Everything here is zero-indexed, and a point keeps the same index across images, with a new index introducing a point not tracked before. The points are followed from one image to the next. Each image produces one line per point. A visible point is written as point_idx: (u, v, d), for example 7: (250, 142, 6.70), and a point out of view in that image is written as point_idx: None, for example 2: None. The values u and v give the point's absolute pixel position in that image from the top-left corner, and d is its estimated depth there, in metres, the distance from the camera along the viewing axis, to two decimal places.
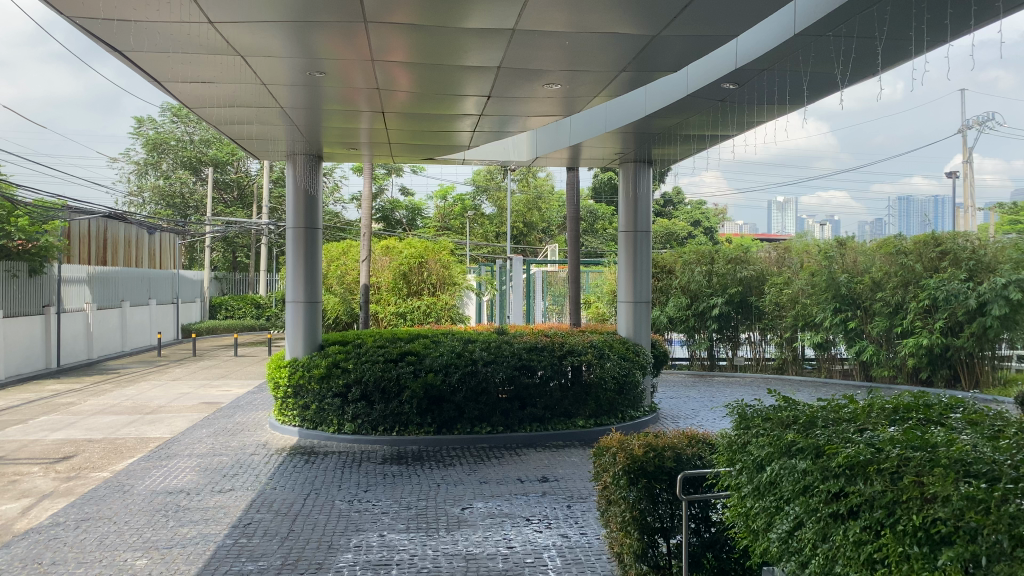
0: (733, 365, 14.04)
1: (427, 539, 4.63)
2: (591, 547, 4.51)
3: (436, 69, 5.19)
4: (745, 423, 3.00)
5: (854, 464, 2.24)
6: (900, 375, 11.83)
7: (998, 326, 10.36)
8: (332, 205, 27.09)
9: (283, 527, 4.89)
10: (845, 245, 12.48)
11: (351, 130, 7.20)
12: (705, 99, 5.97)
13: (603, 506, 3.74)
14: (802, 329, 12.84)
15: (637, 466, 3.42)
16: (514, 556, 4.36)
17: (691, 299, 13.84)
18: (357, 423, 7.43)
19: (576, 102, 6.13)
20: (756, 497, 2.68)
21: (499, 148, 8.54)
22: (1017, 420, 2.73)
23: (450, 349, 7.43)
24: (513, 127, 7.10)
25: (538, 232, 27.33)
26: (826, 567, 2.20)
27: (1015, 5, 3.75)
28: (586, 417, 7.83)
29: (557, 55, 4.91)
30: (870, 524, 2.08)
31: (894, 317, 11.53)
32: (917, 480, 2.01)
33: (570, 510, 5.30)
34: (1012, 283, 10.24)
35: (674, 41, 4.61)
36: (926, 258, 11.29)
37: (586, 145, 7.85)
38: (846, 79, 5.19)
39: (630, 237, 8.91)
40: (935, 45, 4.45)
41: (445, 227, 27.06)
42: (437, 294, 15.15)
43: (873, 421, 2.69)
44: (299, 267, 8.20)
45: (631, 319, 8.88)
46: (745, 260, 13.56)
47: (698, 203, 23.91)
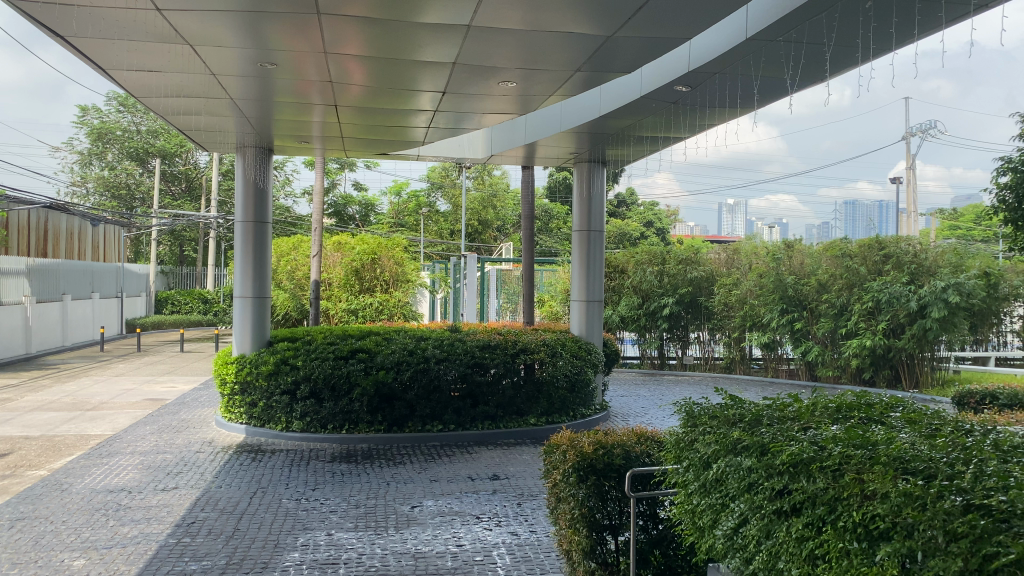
0: (683, 364, 14.25)
1: (375, 538, 4.59)
2: (540, 545, 4.53)
3: (391, 63, 5.15)
4: (693, 421, 3.03)
5: (798, 462, 2.28)
6: (844, 375, 12.09)
7: (937, 328, 10.63)
8: (283, 199, 26.68)
9: (227, 527, 4.80)
10: (792, 247, 12.67)
11: (303, 124, 7.10)
12: (659, 100, 6.02)
13: (553, 504, 3.75)
14: (749, 330, 13.08)
15: (587, 463, 3.45)
16: (463, 554, 4.34)
17: (643, 299, 14.04)
18: (305, 421, 7.33)
19: (530, 101, 6.14)
20: (703, 494, 2.72)
21: (454, 146, 8.54)
22: (954, 419, 2.81)
23: (402, 347, 7.37)
24: (469, 124, 7.08)
25: (493, 230, 27.28)
26: (769, 564, 2.25)
27: (957, 16, 3.87)
28: (538, 416, 7.86)
29: (511, 53, 4.90)
30: (812, 521, 2.12)
31: (839, 318, 11.76)
32: (858, 477, 2.05)
33: (521, 508, 5.31)
34: (951, 287, 10.50)
35: (628, 42, 4.64)
36: (870, 261, 11.59)
37: (540, 143, 7.86)
38: (796, 84, 5.29)
39: (584, 237, 8.95)
40: (880, 53, 4.56)
41: (399, 223, 26.84)
42: (389, 291, 15.11)
43: (817, 419, 2.75)
44: (248, 262, 8.06)
45: (584, 317, 8.92)
46: (695, 262, 13.78)
47: (651, 204, 24.14)
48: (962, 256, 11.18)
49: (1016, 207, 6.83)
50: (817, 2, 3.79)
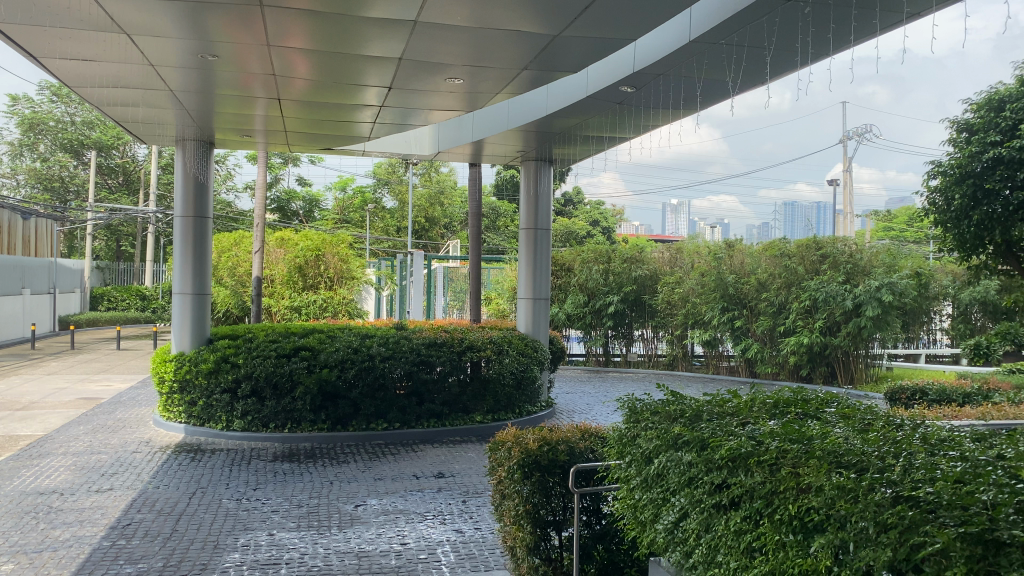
0: (627, 361, 14.44)
1: (318, 537, 4.54)
2: (484, 542, 4.54)
3: (336, 58, 5.10)
4: (635, 417, 3.08)
5: (737, 457, 2.33)
6: (782, 371, 12.38)
7: (871, 326, 10.94)
8: (224, 193, 26.13)
9: (165, 528, 4.69)
10: (732, 247, 12.89)
11: (246, 117, 6.97)
12: (605, 100, 6.08)
13: (497, 501, 3.77)
14: (692, 327, 13.31)
15: (531, 460, 3.47)
16: (408, 552, 4.33)
17: (589, 297, 14.17)
18: (246, 420, 7.21)
19: (477, 98, 6.13)
20: (644, 489, 2.77)
21: (401, 141, 8.50)
22: (886, 413, 2.91)
23: (346, 344, 7.28)
24: (415, 120, 7.04)
25: (440, 227, 27.15)
26: (708, 557, 2.30)
27: (890, 23, 3.99)
28: (483, 413, 7.88)
29: (458, 50, 4.89)
30: (750, 514, 2.17)
31: (777, 316, 11.99)
32: (793, 471, 2.11)
33: (465, 505, 5.31)
34: (885, 286, 10.83)
35: (575, 41, 4.68)
36: (808, 260, 11.90)
37: (487, 141, 7.86)
38: (737, 87, 5.40)
39: (531, 234, 8.97)
40: (817, 58, 4.69)
41: (344, 219, 26.50)
42: (334, 288, 14.88)
43: (755, 414, 2.81)
44: (187, 257, 7.88)
45: (530, 315, 8.95)
46: (640, 260, 13.96)
47: (598, 204, 24.34)
48: (895, 256, 11.54)
49: (945, 209, 7.08)
50: (758, 7, 3.87)
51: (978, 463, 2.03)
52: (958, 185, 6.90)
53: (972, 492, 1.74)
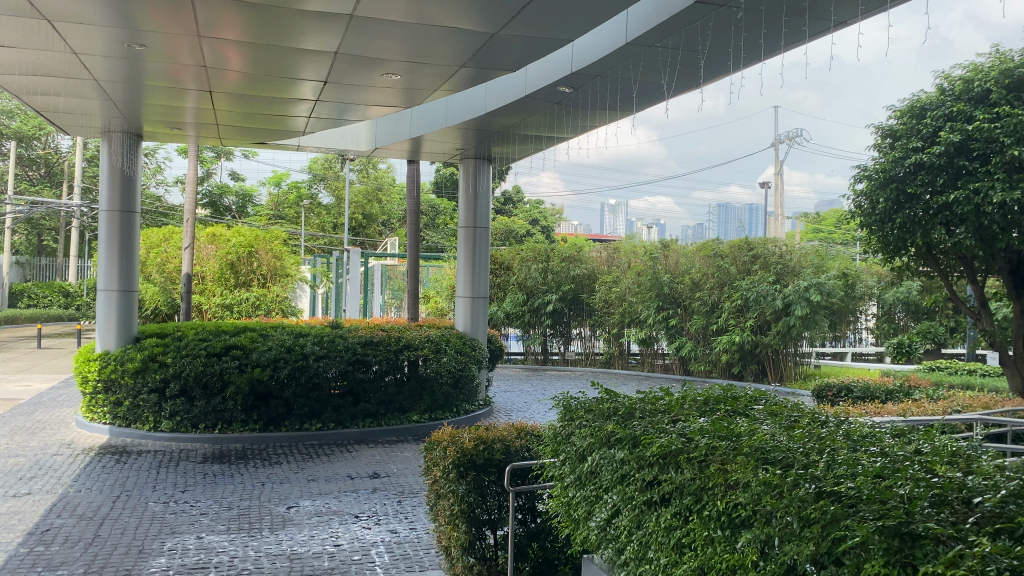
0: (565, 359, 14.55)
1: (249, 540, 4.45)
2: (419, 542, 4.51)
3: (271, 50, 4.99)
4: (570, 415, 3.09)
5: (667, 454, 2.37)
6: (714, 369, 12.61)
7: (800, 325, 11.23)
8: (153, 187, 25.37)
9: (87, 533, 4.53)
10: (668, 247, 13.11)
11: (176, 109, 6.78)
12: (543, 100, 6.11)
13: (432, 501, 3.75)
14: (628, 326, 13.49)
15: (466, 459, 3.45)
16: (341, 554, 4.27)
17: (527, 295, 14.23)
18: (175, 421, 7.02)
19: (415, 95, 6.08)
20: (577, 487, 2.78)
21: (337, 137, 8.38)
22: (811, 411, 2.99)
23: (279, 343, 7.13)
24: (352, 116, 6.95)
25: (378, 225, 26.82)
26: (639, 554, 2.32)
27: (818, 30, 4.10)
28: (420, 412, 7.83)
29: (395, 45, 4.84)
30: (680, 510, 2.20)
31: (710, 315, 12.23)
32: (722, 467, 2.15)
33: (400, 505, 5.27)
34: (813, 287, 11.15)
35: (513, 41, 4.68)
36: (740, 261, 12.16)
37: (425, 138, 7.80)
38: (672, 90, 5.48)
39: (469, 233, 8.94)
40: (749, 63, 4.79)
41: (279, 215, 25.95)
42: (267, 286, 14.63)
43: (687, 411, 2.85)
44: (113, 253, 7.62)
45: (469, 313, 8.93)
46: (578, 259, 14.08)
47: (537, 203, 24.42)
48: (823, 257, 11.90)
49: (870, 212, 7.35)
50: (692, 11, 3.93)
51: (897, 458, 2.10)
52: (883, 189, 7.15)
53: (890, 487, 1.79)
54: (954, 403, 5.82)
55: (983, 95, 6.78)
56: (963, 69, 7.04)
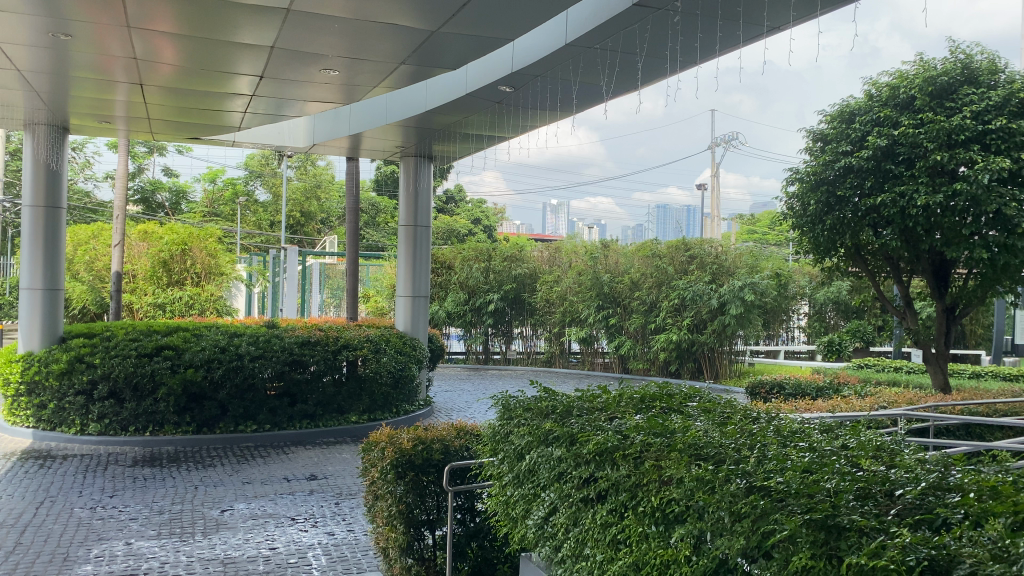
0: (506, 358, 14.56)
1: (180, 545, 4.33)
2: (357, 544, 4.47)
3: (205, 44, 4.87)
4: (508, 414, 3.10)
5: (603, 451, 2.39)
6: (653, 367, 12.77)
7: (734, 324, 11.48)
8: (81, 182, 24.50)
9: (8, 541, 4.35)
10: (608, 247, 13.25)
11: (105, 102, 6.57)
12: (483, 99, 6.10)
13: (370, 502, 3.72)
14: (569, 325, 13.59)
15: (405, 459, 3.43)
16: (276, 557, 4.19)
17: (469, 295, 14.20)
18: (103, 424, 6.80)
19: (354, 91, 6.01)
20: (516, 485, 2.79)
21: (274, 134, 8.26)
22: (743, 407, 3.05)
23: (213, 343, 6.97)
24: (289, 111, 6.83)
25: (317, 222, 26.41)
26: (576, 551, 2.33)
27: (752, 35, 4.19)
28: (359, 413, 7.75)
29: (333, 41, 4.77)
30: (615, 507, 2.22)
31: (648, 314, 12.41)
32: (656, 464, 2.18)
33: (338, 507, 5.20)
34: (747, 286, 11.41)
35: (453, 39, 4.67)
36: (677, 261, 12.36)
37: (365, 135, 7.72)
38: (610, 91, 5.53)
39: (410, 232, 8.88)
40: (686, 66, 4.87)
41: (214, 212, 25.32)
42: (201, 284, 14.38)
43: (623, 409, 2.89)
44: (37, 250, 7.35)
45: (409, 313, 8.87)
46: (520, 259, 14.11)
47: (479, 202, 24.37)
48: (757, 258, 12.18)
49: (802, 214, 7.55)
50: (629, 14, 3.97)
51: (824, 453, 2.15)
52: (814, 192, 7.33)
53: (817, 481, 1.83)
54: (880, 399, 6.02)
55: (908, 101, 7.03)
56: (889, 76, 7.28)
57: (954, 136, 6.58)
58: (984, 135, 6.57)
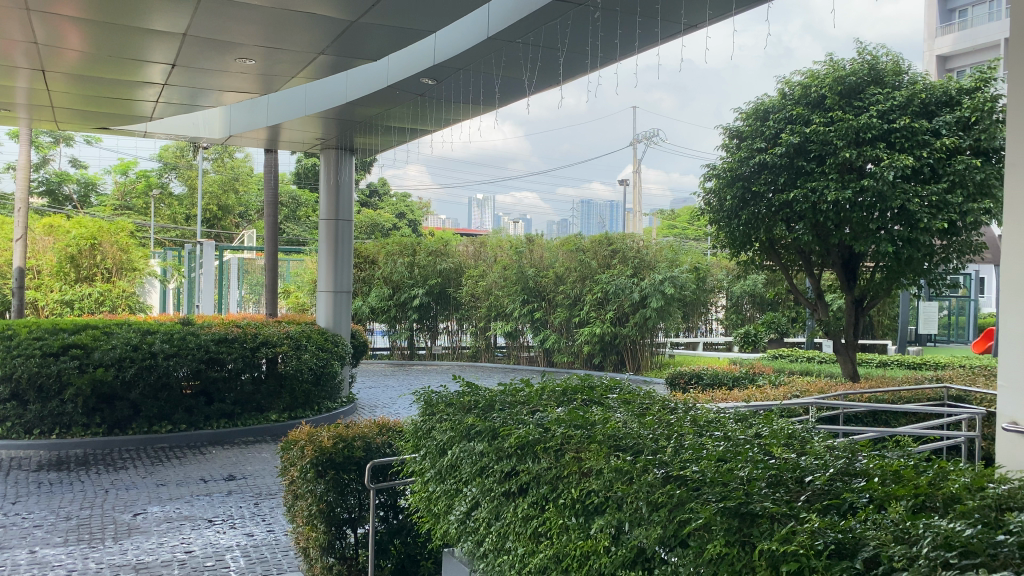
0: (432, 354, 14.45)
1: (89, 551, 4.16)
2: (277, 545, 4.37)
3: (112, 29, 4.67)
4: (430, 409, 3.07)
5: (525, 444, 2.40)
6: (577, 360, 12.91)
7: (656, 317, 11.71)
8: None
9: None
10: (533, 242, 13.33)
11: (5, 89, 6.23)
12: (405, 91, 6.03)
13: (290, 502, 3.65)
14: (494, 320, 13.59)
15: (325, 458, 3.37)
16: (192, 560, 4.06)
17: (393, 290, 14.06)
18: (5, 427, 6.48)
19: (272, 81, 5.86)
20: (438, 481, 2.77)
21: (188, 124, 8.02)
22: (662, 398, 3.10)
23: (124, 340, 6.69)
24: (205, 101, 6.62)
25: (235, 216, 25.65)
26: (498, 545, 2.33)
27: (670, 33, 4.26)
28: (279, 412, 7.58)
29: (250, 29, 4.63)
30: (536, 500, 2.23)
31: (573, 308, 12.60)
32: (576, 456, 2.20)
33: (258, 508, 5.08)
34: (667, 280, 11.65)
35: (374, 30, 4.60)
36: (600, 255, 12.52)
37: (284, 126, 7.55)
38: (532, 86, 5.55)
39: (331, 226, 8.72)
40: (606, 62, 4.91)
41: (126, 206, 24.35)
42: (113, 280, 13.79)
43: (545, 402, 2.90)
44: None
45: (331, 309, 8.72)
46: (445, 253, 14.04)
47: (404, 196, 24.13)
48: (677, 252, 12.42)
49: (719, 209, 7.74)
50: (551, 9, 3.99)
51: (738, 441, 2.20)
52: (730, 187, 7.50)
53: (731, 469, 1.87)
54: (792, 388, 6.21)
55: (818, 100, 7.28)
56: (801, 76, 7.51)
57: (861, 134, 6.83)
58: (889, 133, 6.85)
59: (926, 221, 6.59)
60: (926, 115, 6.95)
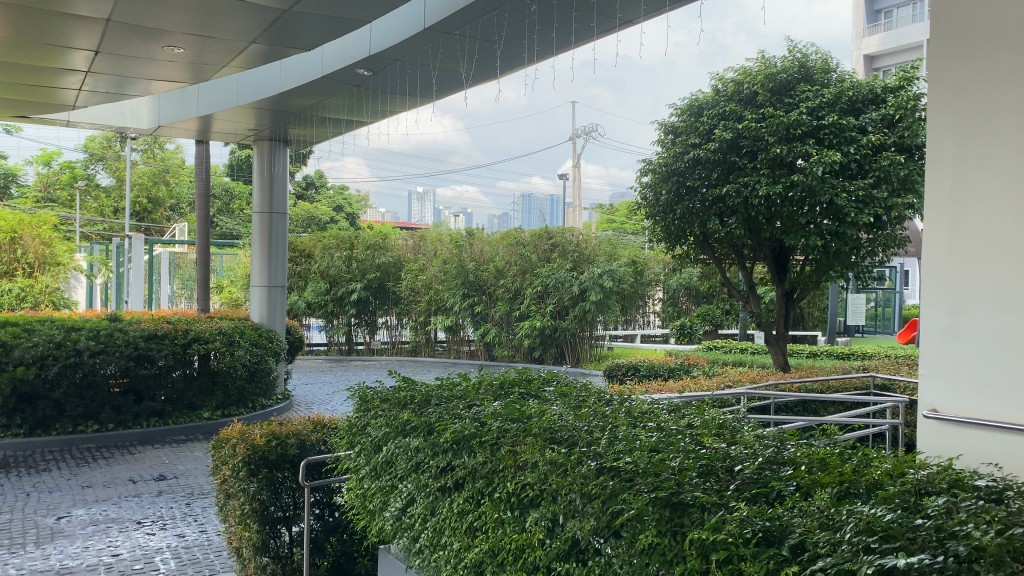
0: (371, 349, 14.30)
1: (8, 557, 3.99)
2: (210, 545, 4.27)
3: (32, 13, 4.47)
4: (365, 405, 3.03)
5: (460, 439, 2.38)
6: (517, 354, 12.94)
7: (594, 310, 11.81)
8: None
9: None
10: (473, 236, 13.31)
11: None
12: (341, 82, 5.93)
13: (222, 501, 3.56)
14: (434, 314, 13.53)
15: (258, 456, 3.30)
16: (120, 564, 3.94)
17: (330, 285, 13.85)
18: None
19: (202, 70, 5.70)
20: (373, 477, 2.74)
21: (113, 114, 7.75)
22: (599, 390, 3.12)
23: (47, 338, 6.43)
24: (131, 90, 6.40)
25: (166, 209, 24.92)
26: (434, 540, 2.31)
27: (605, 29, 4.29)
28: (213, 409, 7.40)
29: (179, 16, 4.49)
30: (472, 494, 2.22)
31: (513, 302, 12.63)
32: (511, 449, 2.19)
33: (189, 508, 4.95)
34: (606, 273, 11.79)
35: (308, 19, 4.51)
36: (540, 249, 12.57)
37: (215, 117, 7.36)
38: (470, 78, 5.52)
39: (265, 219, 8.54)
40: (543, 56, 4.92)
41: (49, 198, 23.42)
42: (34, 275, 13.32)
43: (482, 396, 2.88)
44: None
45: (265, 303, 8.54)
46: (383, 247, 13.91)
47: (341, 188, 23.81)
48: (615, 246, 12.55)
49: (654, 203, 7.84)
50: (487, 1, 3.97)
51: (671, 432, 2.23)
52: (665, 182, 7.59)
53: (663, 460, 1.89)
54: (726, 379, 6.34)
55: (750, 96, 7.42)
56: (734, 72, 7.64)
57: (792, 130, 6.99)
58: (818, 130, 7.03)
59: (854, 216, 6.79)
60: (854, 112, 7.16)
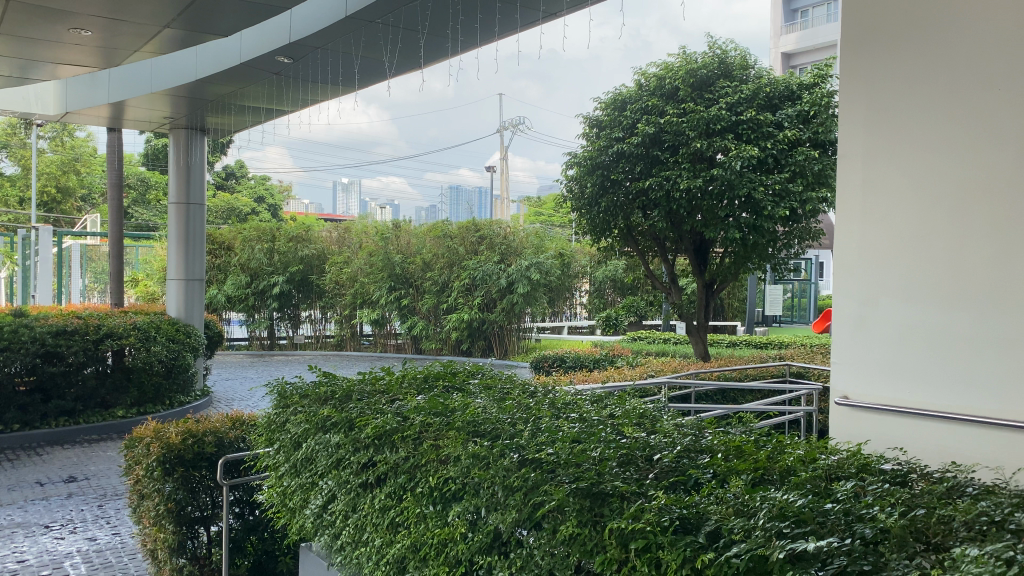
0: (293, 343, 14.02)
1: None
2: (123, 548, 4.12)
3: None
4: (285, 401, 2.96)
5: (381, 434, 2.34)
6: (444, 346, 12.88)
7: (522, 302, 11.85)
8: None
9: None
10: (399, 228, 13.21)
11: None
12: (261, 69, 5.78)
13: (135, 503, 3.44)
14: (360, 307, 13.35)
15: (174, 455, 3.19)
16: (25, 570, 3.76)
17: (251, 278, 13.47)
18: None
19: (113, 55, 5.47)
20: (293, 475, 2.68)
21: (16, 99, 7.37)
22: (523, 381, 3.13)
23: None
24: (36, 74, 6.10)
25: (76, 200, 23.82)
26: (355, 537, 2.28)
27: (528, 21, 4.29)
28: (127, 407, 7.14)
29: None
30: (394, 490, 2.18)
31: (440, 295, 12.56)
32: (434, 444, 2.17)
33: (101, 510, 4.76)
34: (533, 266, 11.84)
35: (226, 4, 4.37)
36: (467, 241, 12.55)
37: (127, 104, 7.08)
38: (393, 67, 5.45)
39: (181, 209, 8.26)
40: (467, 46, 4.90)
41: None
42: None
43: (404, 390, 2.84)
44: None
45: (182, 297, 8.27)
46: (307, 239, 13.66)
47: (263, 178, 23.23)
48: (542, 238, 12.61)
49: (580, 196, 7.90)
50: None
51: (592, 423, 2.24)
52: (590, 175, 7.65)
53: (584, 450, 1.90)
54: (649, 369, 6.45)
55: (672, 91, 7.52)
56: (656, 67, 7.75)
57: (711, 125, 7.14)
58: (736, 125, 7.20)
59: (771, 209, 6.98)
60: (770, 108, 7.37)
